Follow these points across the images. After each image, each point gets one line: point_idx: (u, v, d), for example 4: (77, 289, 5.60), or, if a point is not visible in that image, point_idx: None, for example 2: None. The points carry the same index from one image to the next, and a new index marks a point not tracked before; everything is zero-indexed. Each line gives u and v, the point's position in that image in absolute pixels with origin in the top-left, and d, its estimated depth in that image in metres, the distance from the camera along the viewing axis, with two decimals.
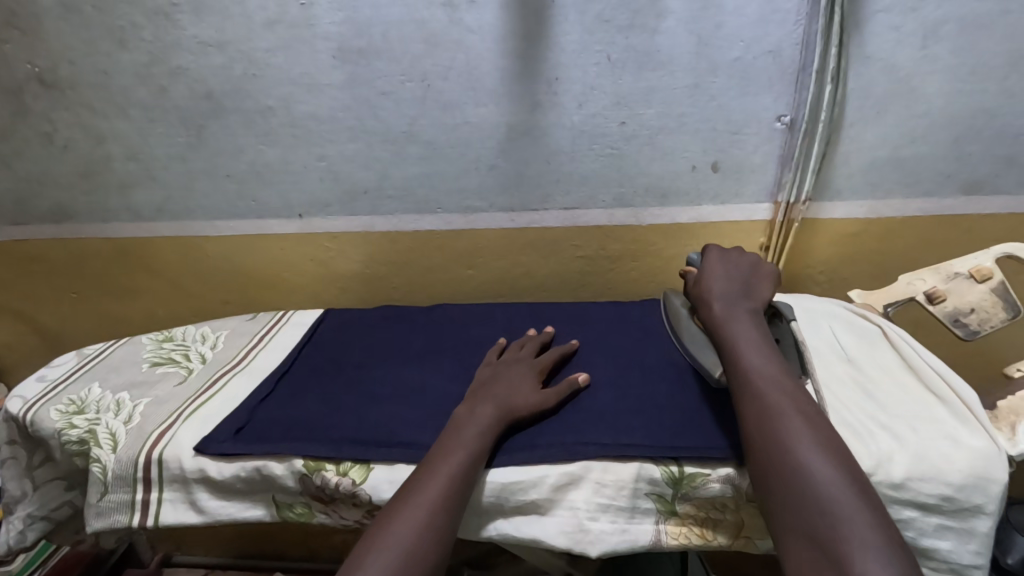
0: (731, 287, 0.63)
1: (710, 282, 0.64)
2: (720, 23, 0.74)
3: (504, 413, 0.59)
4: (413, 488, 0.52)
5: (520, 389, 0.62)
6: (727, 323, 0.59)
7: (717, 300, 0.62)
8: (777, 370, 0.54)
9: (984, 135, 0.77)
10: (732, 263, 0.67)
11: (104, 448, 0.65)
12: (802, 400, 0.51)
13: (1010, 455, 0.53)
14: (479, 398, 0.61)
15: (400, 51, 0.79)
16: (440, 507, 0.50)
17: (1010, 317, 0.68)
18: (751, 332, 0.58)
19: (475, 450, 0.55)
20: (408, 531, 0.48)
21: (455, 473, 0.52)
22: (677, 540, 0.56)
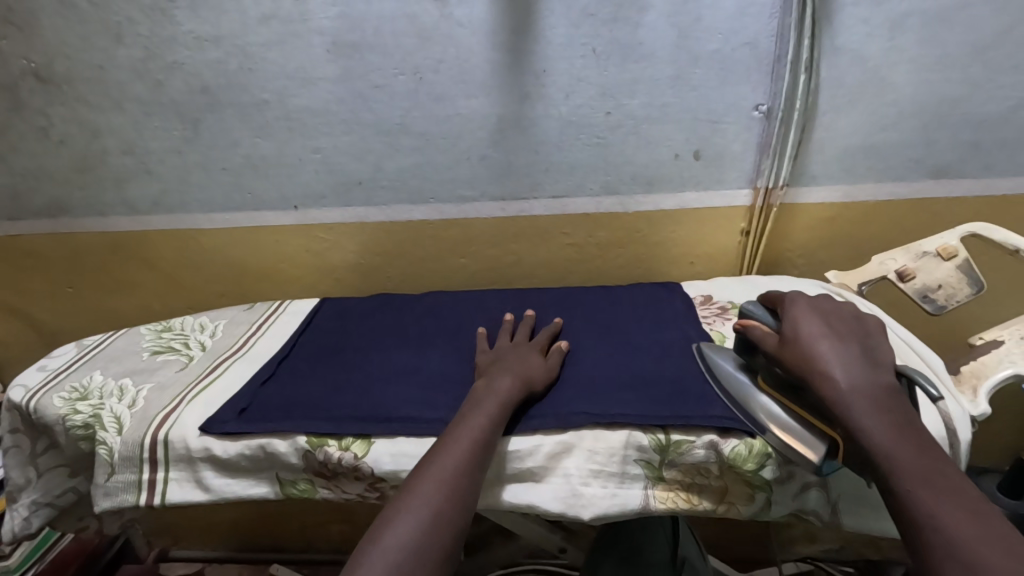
0: (842, 351, 0.54)
1: (816, 347, 0.54)
2: (699, 16, 0.78)
3: (522, 382, 0.62)
4: (436, 453, 0.54)
5: (529, 363, 0.65)
6: (856, 405, 0.49)
7: (836, 372, 0.52)
8: (938, 469, 0.44)
9: (950, 122, 0.81)
10: (829, 319, 0.58)
11: (109, 431, 0.66)
12: (985, 511, 0.41)
13: (973, 416, 0.57)
14: (491, 374, 0.64)
15: (393, 45, 0.81)
16: (461, 476, 0.52)
17: (975, 291, 0.71)
18: (891, 417, 0.48)
19: (490, 423, 0.57)
20: (433, 494, 0.50)
21: (478, 440, 0.55)
22: (665, 505, 0.59)
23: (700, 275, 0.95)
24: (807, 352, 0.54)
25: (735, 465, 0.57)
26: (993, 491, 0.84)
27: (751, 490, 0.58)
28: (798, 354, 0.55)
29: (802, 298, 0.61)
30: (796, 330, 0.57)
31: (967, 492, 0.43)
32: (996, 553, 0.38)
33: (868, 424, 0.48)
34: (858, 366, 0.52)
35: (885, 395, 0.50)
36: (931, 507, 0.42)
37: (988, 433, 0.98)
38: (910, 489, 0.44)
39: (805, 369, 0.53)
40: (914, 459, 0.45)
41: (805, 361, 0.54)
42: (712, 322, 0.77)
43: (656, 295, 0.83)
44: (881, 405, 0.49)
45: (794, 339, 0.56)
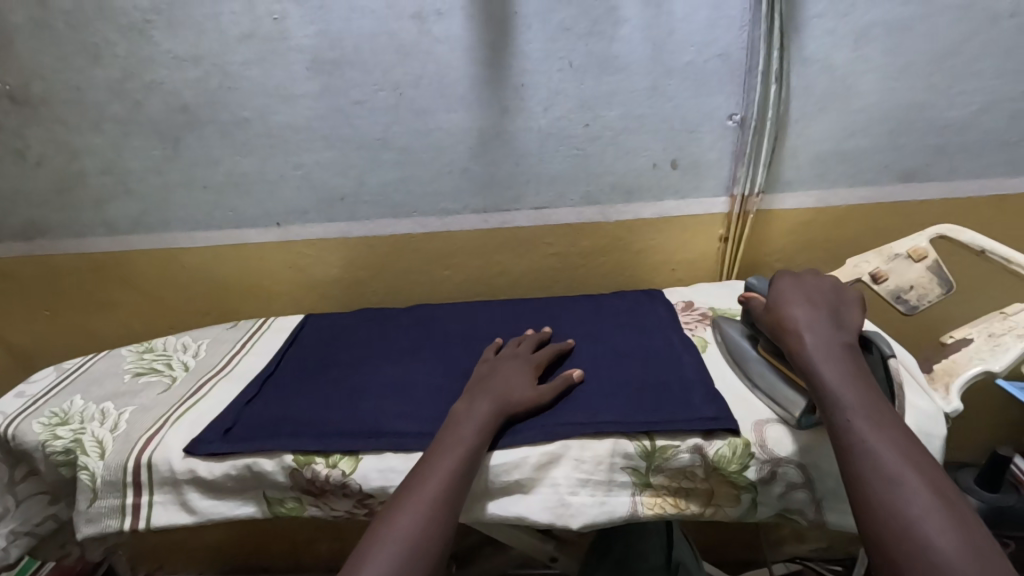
0: (815, 313, 0.60)
1: (792, 308, 0.61)
2: (672, 30, 0.80)
3: (499, 408, 0.61)
4: (413, 486, 0.53)
5: (516, 386, 0.64)
6: (818, 360, 0.55)
7: (806, 329, 0.58)
8: (889, 424, 0.49)
9: (915, 128, 0.84)
10: (810, 285, 0.64)
11: (91, 456, 0.65)
12: (919, 458, 0.46)
13: (945, 412, 0.58)
14: (472, 395, 0.63)
15: (373, 62, 0.82)
16: (439, 508, 0.52)
17: (945, 292, 0.73)
18: (849, 372, 0.53)
19: (471, 452, 0.56)
20: (411, 527, 0.50)
21: (455, 471, 0.54)
22: (653, 511, 0.59)
23: (682, 280, 0.96)
24: (782, 311, 0.61)
25: (720, 467, 0.58)
26: (971, 485, 0.86)
27: (737, 493, 0.59)
28: (776, 315, 0.61)
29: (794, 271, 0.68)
30: (779, 297, 0.63)
31: (903, 437, 0.48)
32: (920, 496, 0.43)
33: (829, 376, 0.53)
34: (826, 326, 0.58)
35: (845, 353, 0.55)
36: (869, 442, 0.47)
37: (964, 427, 1.00)
38: (858, 432, 0.48)
39: (778, 327, 0.60)
40: (865, 408, 0.50)
41: (780, 320, 0.60)
42: (694, 328, 0.78)
43: (638, 303, 0.84)
44: (840, 361, 0.54)
45: (775, 302, 0.63)
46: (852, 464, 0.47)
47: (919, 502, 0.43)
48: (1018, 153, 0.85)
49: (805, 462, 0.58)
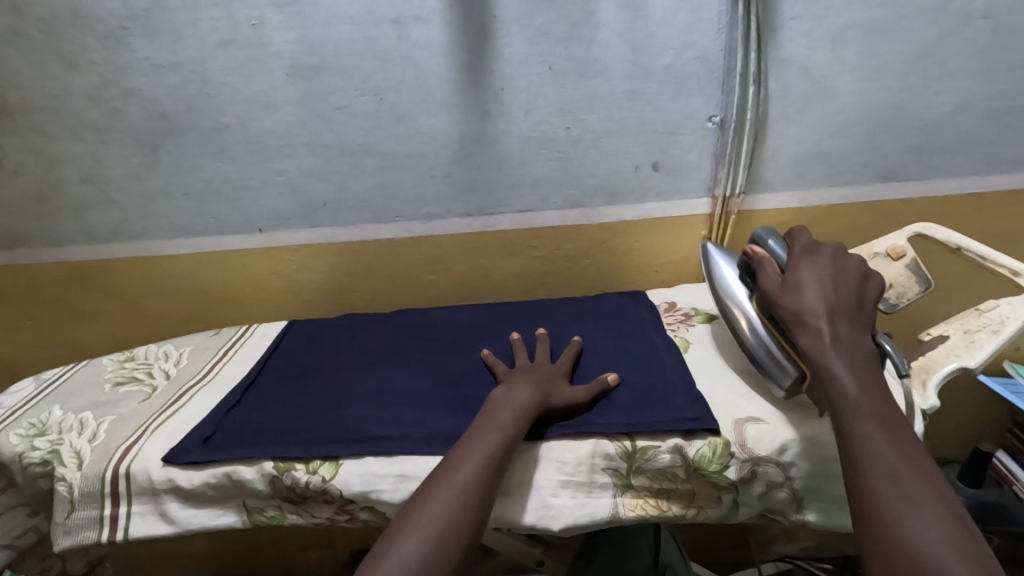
0: (834, 301, 0.57)
1: (810, 293, 0.57)
2: (650, 33, 0.80)
3: (539, 401, 0.61)
4: (448, 470, 0.53)
5: (551, 387, 0.64)
6: (834, 361, 0.53)
7: (824, 321, 0.55)
8: (899, 436, 0.49)
9: (892, 128, 0.85)
10: (830, 265, 0.60)
11: (69, 467, 0.64)
12: (930, 478, 0.47)
13: (922, 409, 0.59)
14: (505, 388, 0.62)
15: (352, 67, 0.82)
16: (468, 495, 0.51)
17: (923, 289, 0.73)
18: (865, 378, 0.53)
19: (504, 442, 0.56)
20: (440, 517, 0.49)
21: (490, 458, 0.54)
22: (635, 512, 0.59)
23: (666, 282, 0.96)
24: (801, 299, 0.57)
25: (700, 467, 0.58)
26: (954, 481, 0.87)
27: (719, 494, 0.59)
28: (791, 298, 0.58)
29: (815, 244, 0.64)
30: (799, 279, 0.59)
31: (912, 450, 0.48)
32: (929, 519, 0.44)
33: (847, 381, 0.52)
34: (844, 321, 0.56)
35: (861, 356, 0.54)
36: (878, 451, 0.48)
37: (948, 424, 1.01)
38: (868, 439, 0.49)
39: (794, 314, 0.57)
40: (879, 421, 0.50)
41: (797, 309, 0.57)
42: (676, 328, 0.79)
43: (622, 305, 0.85)
44: (857, 365, 0.53)
45: (792, 282, 0.60)
46: (859, 471, 0.48)
47: (927, 525, 0.44)
48: (994, 152, 0.86)
49: (784, 460, 0.58)
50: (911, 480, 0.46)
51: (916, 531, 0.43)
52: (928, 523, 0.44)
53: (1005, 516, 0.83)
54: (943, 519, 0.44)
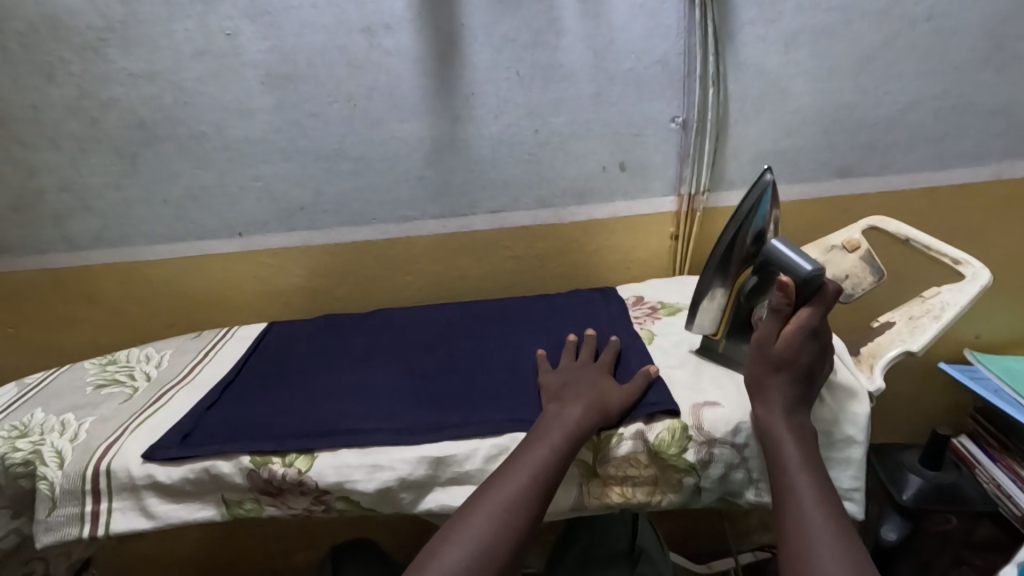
0: (792, 379, 0.59)
1: (780, 375, 0.59)
2: (612, 38, 0.84)
3: (591, 414, 0.61)
4: (493, 484, 0.55)
5: (608, 394, 0.64)
6: (780, 430, 0.57)
7: (774, 392, 0.59)
8: (822, 487, 0.54)
9: (846, 126, 0.89)
10: (812, 349, 0.60)
11: (50, 466, 0.66)
12: (849, 533, 0.51)
13: (870, 391, 0.63)
14: (562, 402, 0.63)
15: (325, 76, 0.85)
16: (512, 512, 0.53)
17: (876, 279, 0.75)
18: (801, 437, 0.57)
19: (558, 452, 0.57)
20: (481, 532, 0.51)
21: (534, 474, 0.55)
22: (599, 499, 0.62)
23: (636, 278, 0.99)
24: (770, 378, 0.60)
25: (660, 452, 0.61)
26: (915, 464, 0.90)
27: (678, 479, 0.62)
28: (761, 369, 0.61)
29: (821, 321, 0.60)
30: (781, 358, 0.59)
31: (831, 499, 0.53)
32: (840, 558, 0.48)
33: (783, 434, 0.57)
34: (799, 400, 0.59)
35: (808, 431, 0.58)
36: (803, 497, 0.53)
37: (913, 410, 1.05)
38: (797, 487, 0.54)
39: (755, 382, 0.61)
40: (811, 479, 0.55)
41: (762, 381, 0.60)
42: (643, 322, 0.81)
43: (592, 301, 0.87)
44: (800, 434, 0.58)
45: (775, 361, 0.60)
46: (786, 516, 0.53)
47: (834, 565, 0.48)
48: (942, 148, 0.90)
49: (739, 444, 0.61)
50: (825, 526, 0.51)
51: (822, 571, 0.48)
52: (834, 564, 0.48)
53: (962, 496, 0.86)
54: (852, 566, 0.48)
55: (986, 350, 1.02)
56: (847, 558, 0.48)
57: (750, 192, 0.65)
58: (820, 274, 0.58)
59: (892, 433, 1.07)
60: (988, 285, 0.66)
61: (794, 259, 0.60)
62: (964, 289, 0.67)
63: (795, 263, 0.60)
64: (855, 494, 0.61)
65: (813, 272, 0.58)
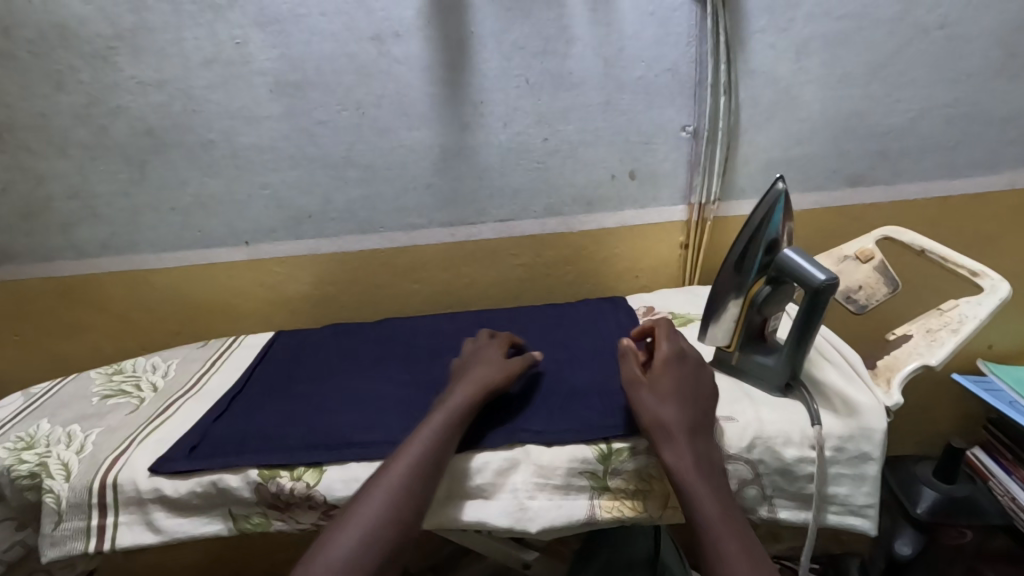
0: (687, 403, 0.58)
1: (674, 407, 0.57)
2: (622, 46, 0.83)
3: (483, 391, 0.63)
4: (385, 468, 0.56)
5: (504, 366, 0.67)
6: (686, 468, 0.53)
7: (667, 415, 0.56)
8: (734, 528, 0.50)
9: (857, 134, 0.88)
10: (689, 377, 0.61)
11: (56, 479, 0.65)
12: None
13: (888, 407, 0.62)
14: (462, 379, 0.65)
15: (334, 83, 0.84)
16: (402, 492, 0.54)
17: (890, 290, 0.74)
18: (710, 476, 0.54)
19: (450, 422, 0.59)
20: (372, 515, 0.52)
21: (423, 457, 0.56)
22: (610, 514, 0.60)
23: (645, 287, 0.98)
24: (661, 411, 0.57)
25: None
26: (930, 477, 0.89)
27: None
28: (652, 408, 0.57)
29: (678, 347, 0.64)
30: (662, 395, 0.58)
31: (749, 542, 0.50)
32: None
33: (690, 471, 0.53)
34: (700, 435, 0.56)
35: (714, 470, 0.54)
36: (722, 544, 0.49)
37: (925, 421, 1.04)
38: (711, 532, 0.50)
39: (651, 426, 0.57)
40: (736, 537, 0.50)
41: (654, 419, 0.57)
42: None
43: (601, 310, 0.87)
44: (707, 469, 0.54)
45: (661, 393, 0.59)
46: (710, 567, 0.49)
47: None
48: (956, 156, 0.89)
49: (753, 458, 0.60)
50: (735, 549, 0.49)
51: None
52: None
53: (980, 510, 0.85)
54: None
55: (999, 360, 1.01)
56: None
57: (759, 203, 0.62)
58: (834, 284, 0.59)
59: (906, 444, 1.06)
60: (1008, 298, 0.65)
61: (810, 270, 0.60)
62: (983, 302, 0.66)
63: (808, 273, 0.60)
64: (869, 510, 0.60)
65: (829, 282, 0.58)
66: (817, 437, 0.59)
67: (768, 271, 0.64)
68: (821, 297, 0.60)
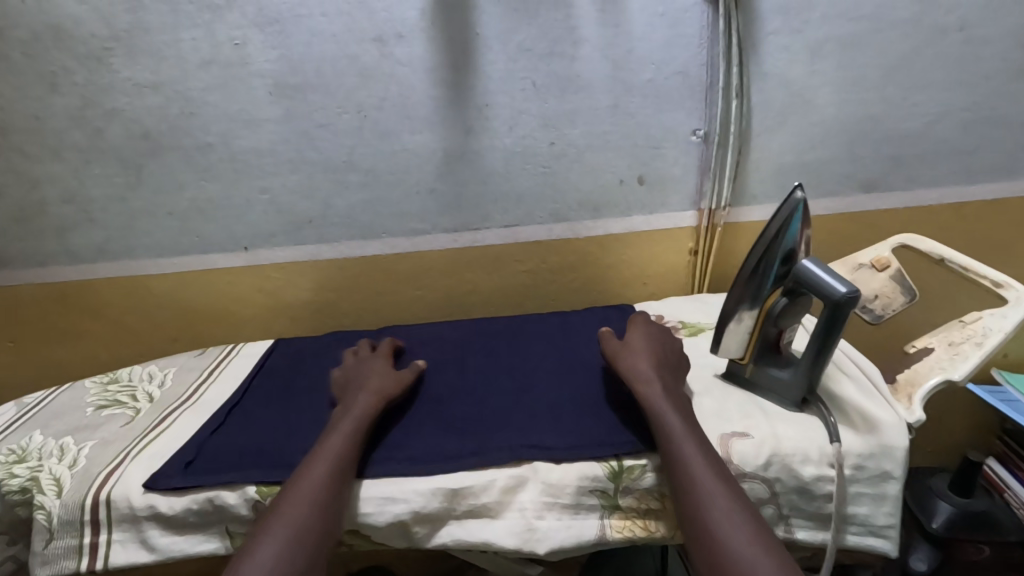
0: (660, 362, 0.65)
1: (644, 359, 0.64)
2: (631, 48, 0.81)
3: (382, 397, 0.66)
4: (301, 474, 0.56)
5: (395, 376, 0.70)
6: (656, 398, 0.59)
7: (643, 369, 0.63)
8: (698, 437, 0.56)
9: (872, 138, 0.86)
10: (660, 344, 0.68)
11: (48, 495, 0.63)
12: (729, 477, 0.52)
13: (910, 423, 0.59)
14: (358, 390, 0.67)
15: (335, 85, 0.82)
16: (326, 492, 0.54)
17: (908, 300, 0.73)
18: (678, 405, 0.59)
19: (361, 423, 0.62)
20: (298, 517, 0.52)
21: (340, 458, 0.57)
22: (622, 534, 0.58)
23: (653, 294, 0.96)
24: (634, 362, 0.64)
25: None
26: (943, 490, 0.87)
27: None
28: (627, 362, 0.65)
29: (651, 323, 0.72)
30: (636, 353, 0.66)
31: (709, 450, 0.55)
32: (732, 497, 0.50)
33: (659, 399, 0.59)
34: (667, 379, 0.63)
35: (682, 402, 0.60)
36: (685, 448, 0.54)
37: (938, 432, 1.02)
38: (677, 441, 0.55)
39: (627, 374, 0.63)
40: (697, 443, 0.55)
41: (629, 367, 0.64)
42: None
43: (608, 319, 0.85)
44: (675, 399, 0.60)
45: (634, 350, 0.66)
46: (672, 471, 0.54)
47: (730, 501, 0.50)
48: (973, 161, 0.87)
49: (769, 476, 0.58)
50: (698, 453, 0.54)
51: (728, 528, 0.48)
52: (721, 491, 0.51)
53: (996, 524, 0.83)
54: (750, 523, 0.48)
55: (1014, 369, 0.99)
56: (729, 487, 0.51)
57: (778, 210, 0.60)
58: (855, 297, 0.57)
59: (918, 455, 1.04)
60: None
61: (830, 284, 0.57)
62: (1007, 313, 0.64)
63: (828, 286, 0.58)
64: (890, 531, 0.58)
65: (849, 295, 0.57)
66: (836, 455, 0.57)
67: (785, 281, 0.62)
68: (840, 312, 0.58)
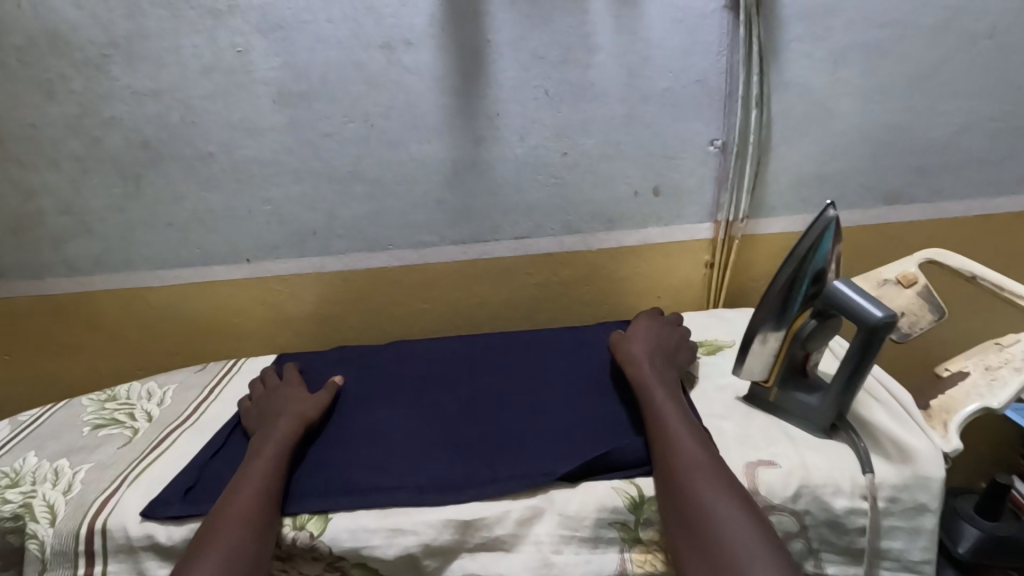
0: (654, 345, 0.70)
1: (638, 340, 0.71)
2: (648, 56, 0.78)
3: (298, 420, 0.66)
4: (224, 505, 0.55)
5: (310, 399, 0.70)
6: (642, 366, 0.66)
7: (637, 352, 0.69)
8: (673, 392, 0.63)
9: (896, 149, 0.83)
10: (659, 329, 0.74)
11: (41, 523, 0.60)
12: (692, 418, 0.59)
13: (946, 453, 0.57)
14: (272, 418, 0.67)
15: (341, 93, 0.80)
16: (256, 512, 0.54)
17: (936, 317, 0.68)
18: (662, 373, 0.66)
19: (283, 447, 0.62)
20: (231, 538, 0.51)
21: (266, 480, 0.57)
22: (642, 569, 0.55)
23: (667, 308, 0.93)
24: (629, 344, 0.71)
25: None
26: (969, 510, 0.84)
27: None
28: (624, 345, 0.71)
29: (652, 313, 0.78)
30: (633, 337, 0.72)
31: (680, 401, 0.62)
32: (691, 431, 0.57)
33: (647, 368, 0.66)
34: (658, 355, 0.69)
35: (667, 372, 0.67)
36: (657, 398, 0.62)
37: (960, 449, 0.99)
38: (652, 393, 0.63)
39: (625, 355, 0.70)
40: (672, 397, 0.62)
41: (626, 349, 0.71)
42: None
43: None
44: (659, 367, 0.67)
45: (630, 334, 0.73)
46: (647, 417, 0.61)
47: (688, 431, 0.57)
48: (1000, 172, 0.84)
49: (799, 509, 0.55)
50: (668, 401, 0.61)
51: (686, 446, 0.55)
52: (684, 428, 0.57)
53: None
54: (705, 450, 0.55)
55: None
56: (690, 424, 0.58)
57: (809, 227, 0.58)
58: (892, 322, 0.54)
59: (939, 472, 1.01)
60: None
61: (865, 306, 0.55)
62: None
63: (861, 310, 0.55)
64: (925, 567, 0.55)
65: (886, 320, 0.54)
66: (870, 487, 0.54)
67: (814, 302, 0.59)
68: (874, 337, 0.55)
